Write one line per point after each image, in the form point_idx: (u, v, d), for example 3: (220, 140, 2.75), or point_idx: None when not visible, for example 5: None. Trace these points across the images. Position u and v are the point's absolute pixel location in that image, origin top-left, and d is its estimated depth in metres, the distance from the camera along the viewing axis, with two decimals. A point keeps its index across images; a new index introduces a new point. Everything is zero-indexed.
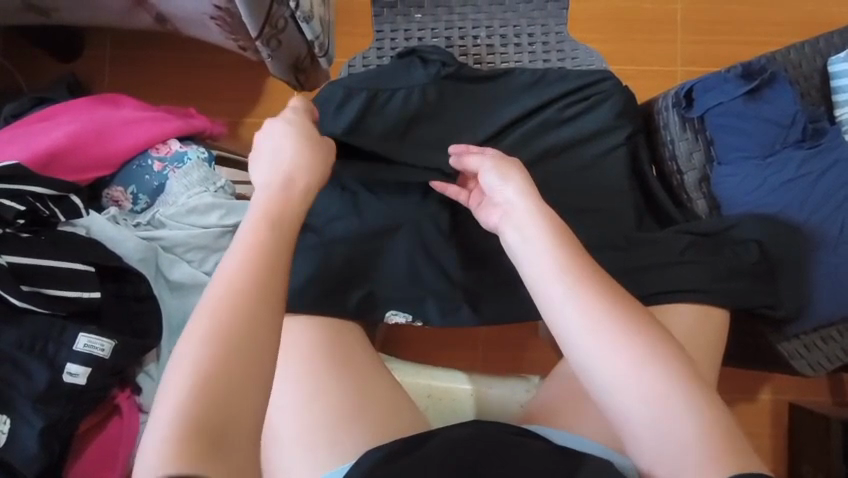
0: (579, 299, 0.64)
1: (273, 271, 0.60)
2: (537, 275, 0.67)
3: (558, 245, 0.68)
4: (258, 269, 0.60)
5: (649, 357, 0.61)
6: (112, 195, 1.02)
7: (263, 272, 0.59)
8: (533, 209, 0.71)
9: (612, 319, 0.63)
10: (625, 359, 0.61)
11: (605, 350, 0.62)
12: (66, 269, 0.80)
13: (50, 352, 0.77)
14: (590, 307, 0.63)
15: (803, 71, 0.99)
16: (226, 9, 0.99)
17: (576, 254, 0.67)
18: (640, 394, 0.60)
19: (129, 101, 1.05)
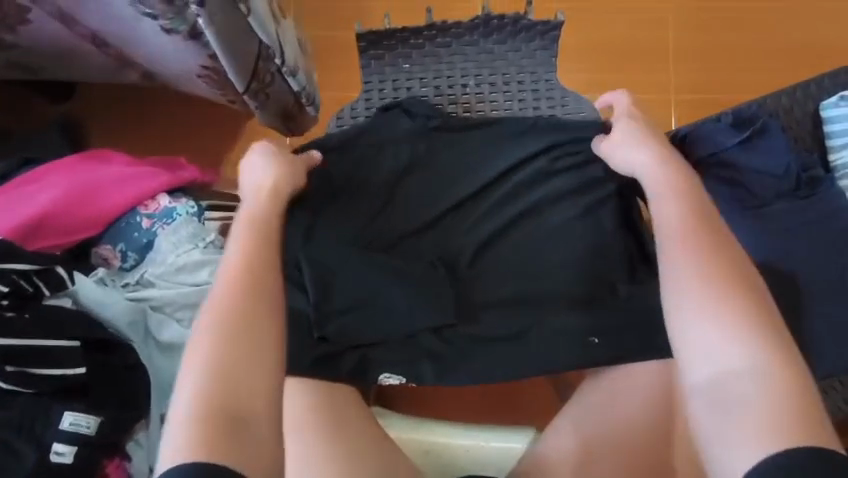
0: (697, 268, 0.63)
1: (264, 311, 0.63)
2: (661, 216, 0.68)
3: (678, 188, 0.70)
4: (243, 302, 0.63)
5: (755, 331, 0.58)
6: (101, 253, 1.00)
7: (249, 314, 0.62)
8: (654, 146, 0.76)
9: (727, 290, 0.61)
10: (731, 335, 0.58)
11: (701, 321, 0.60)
12: (51, 347, 0.78)
13: (38, 431, 0.76)
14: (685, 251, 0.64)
15: (795, 116, 0.98)
16: (212, 68, 0.98)
17: (691, 196, 0.69)
18: (709, 337, 0.59)
19: (117, 157, 1.03)
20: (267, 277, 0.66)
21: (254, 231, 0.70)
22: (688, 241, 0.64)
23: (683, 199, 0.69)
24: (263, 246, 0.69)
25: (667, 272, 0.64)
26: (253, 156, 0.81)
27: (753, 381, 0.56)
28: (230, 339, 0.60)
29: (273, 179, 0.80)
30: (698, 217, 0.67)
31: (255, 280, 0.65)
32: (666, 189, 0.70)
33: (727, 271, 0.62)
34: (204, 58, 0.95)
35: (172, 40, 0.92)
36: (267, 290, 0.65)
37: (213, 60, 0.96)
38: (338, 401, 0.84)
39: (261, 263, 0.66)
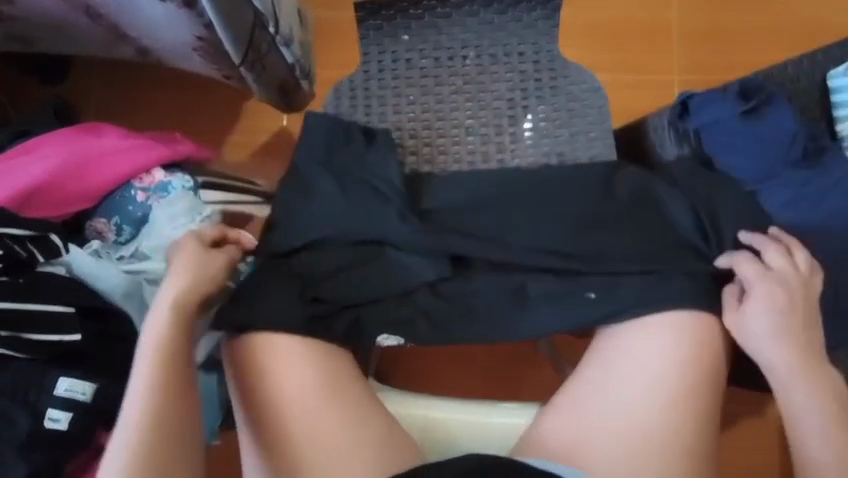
0: (800, 362, 0.80)
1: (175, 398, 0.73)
2: (778, 378, 0.81)
3: (810, 379, 0.80)
4: (165, 396, 0.73)
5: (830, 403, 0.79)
6: (95, 227, 0.99)
7: (165, 400, 0.73)
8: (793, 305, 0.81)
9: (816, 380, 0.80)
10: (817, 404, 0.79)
11: (812, 396, 0.79)
12: (46, 312, 0.78)
13: (32, 399, 0.75)
14: (814, 390, 0.79)
15: (801, 86, 0.95)
16: (207, 40, 0.96)
17: (822, 384, 0.80)
18: (803, 402, 0.79)
19: (111, 129, 1.02)
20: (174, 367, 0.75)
21: (169, 318, 0.77)
22: (810, 383, 0.79)
23: (794, 338, 0.80)
24: (173, 336, 0.77)
25: (787, 395, 0.80)
26: (174, 255, 0.82)
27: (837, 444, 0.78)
28: (156, 438, 0.70)
29: (195, 268, 0.81)
30: (809, 363, 0.80)
31: (169, 368, 0.75)
32: (788, 337, 0.80)
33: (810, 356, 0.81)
34: (199, 28, 0.93)
35: (167, 7, 0.90)
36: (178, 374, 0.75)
37: (209, 31, 0.93)
38: (331, 369, 0.85)
39: (175, 355, 0.76)
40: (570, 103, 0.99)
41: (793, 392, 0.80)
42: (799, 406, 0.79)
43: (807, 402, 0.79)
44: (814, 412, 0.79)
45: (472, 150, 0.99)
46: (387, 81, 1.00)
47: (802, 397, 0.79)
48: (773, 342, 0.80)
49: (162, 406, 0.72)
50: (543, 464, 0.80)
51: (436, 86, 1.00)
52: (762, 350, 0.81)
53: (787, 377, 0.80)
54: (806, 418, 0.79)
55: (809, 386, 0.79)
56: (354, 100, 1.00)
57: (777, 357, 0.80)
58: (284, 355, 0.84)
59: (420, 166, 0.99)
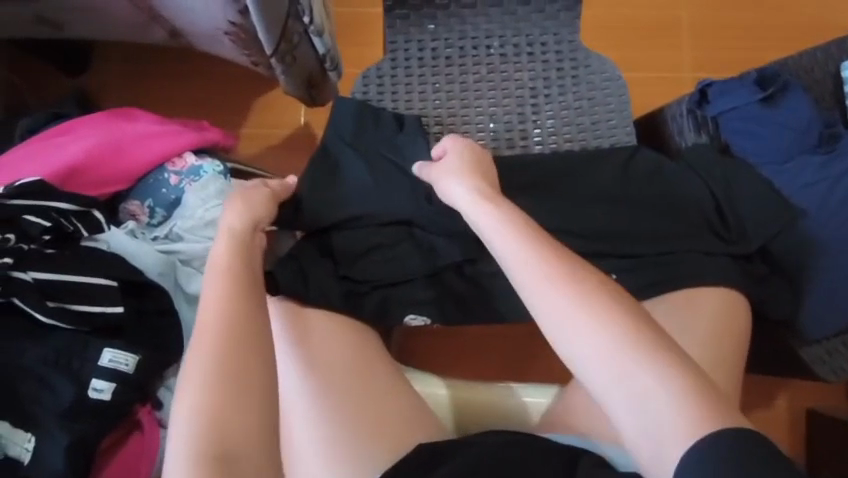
0: (599, 311, 0.59)
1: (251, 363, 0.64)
2: (525, 281, 0.64)
3: (601, 316, 0.59)
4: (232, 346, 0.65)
5: (670, 366, 0.56)
6: (129, 209, 1.02)
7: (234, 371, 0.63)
8: (481, 182, 0.78)
9: (647, 343, 0.57)
10: (646, 371, 0.56)
11: (593, 331, 0.58)
12: (90, 284, 0.80)
13: (76, 368, 0.78)
14: (593, 332, 0.59)
15: (815, 77, 0.98)
16: (241, 25, 1.00)
17: (609, 300, 0.60)
18: (609, 376, 0.57)
19: (144, 115, 1.05)
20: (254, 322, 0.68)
21: (233, 260, 0.73)
22: (602, 323, 0.59)
23: (604, 312, 0.59)
24: (237, 275, 0.72)
25: (550, 324, 0.61)
26: (228, 197, 0.82)
27: (670, 405, 0.54)
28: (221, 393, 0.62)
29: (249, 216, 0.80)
30: (625, 332, 0.58)
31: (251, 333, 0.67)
32: (558, 291, 0.62)
33: (613, 307, 0.59)
34: (234, 14, 0.97)
35: None
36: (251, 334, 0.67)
37: (242, 17, 0.97)
38: (359, 344, 0.88)
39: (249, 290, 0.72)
40: (590, 92, 1.02)
41: (580, 346, 0.59)
42: (589, 372, 0.59)
43: (594, 359, 0.58)
44: (604, 370, 0.57)
45: (496, 137, 1.02)
46: (414, 69, 1.03)
47: (604, 364, 0.57)
48: (531, 281, 0.64)
49: (239, 376, 0.63)
50: (570, 441, 0.82)
51: (461, 75, 1.03)
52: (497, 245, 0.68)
53: (599, 330, 0.58)
54: (590, 364, 0.58)
55: (599, 334, 0.58)
56: (381, 87, 1.03)
57: (559, 302, 0.61)
58: (314, 328, 0.87)
59: None
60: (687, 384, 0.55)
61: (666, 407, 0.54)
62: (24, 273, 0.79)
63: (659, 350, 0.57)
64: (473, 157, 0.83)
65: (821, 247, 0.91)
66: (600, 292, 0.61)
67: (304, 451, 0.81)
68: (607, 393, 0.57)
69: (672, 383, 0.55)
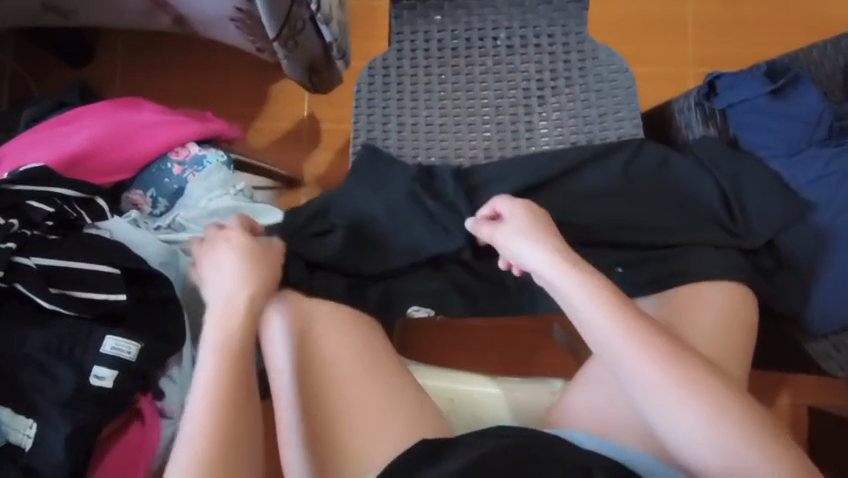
0: (640, 345, 0.69)
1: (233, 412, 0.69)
2: (585, 309, 0.73)
3: (656, 358, 0.69)
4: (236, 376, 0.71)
5: (727, 409, 0.67)
6: (131, 199, 1.01)
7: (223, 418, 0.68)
8: (551, 240, 0.78)
9: (711, 391, 0.67)
10: (706, 411, 0.67)
11: (649, 370, 0.68)
12: (94, 271, 0.80)
13: (78, 356, 0.77)
14: (656, 375, 0.68)
15: (825, 70, 0.97)
16: (246, 11, 1.00)
17: (662, 342, 0.69)
18: (678, 413, 0.67)
19: (148, 104, 1.04)
20: (242, 373, 0.72)
21: (228, 307, 0.75)
22: (662, 366, 0.68)
23: (664, 361, 0.69)
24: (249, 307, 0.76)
25: (621, 370, 0.70)
26: (222, 241, 0.80)
27: (736, 442, 0.65)
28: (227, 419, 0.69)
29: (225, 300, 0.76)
30: (684, 375, 0.68)
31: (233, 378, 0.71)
32: (627, 342, 0.70)
33: (672, 352, 0.69)
34: None
35: None
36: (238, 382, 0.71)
37: (249, 3, 0.97)
38: (367, 338, 0.86)
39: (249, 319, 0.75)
40: (598, 84, 1.01)
41: (629, 374, 0.70)
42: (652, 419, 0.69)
43: (653, 394, 0.68)
44: (649, 390, 0.68)
45: (502, 129, 1.01)
46: (420, 60, 1.02)
47: (658, 398, 0.68)
48: (597, 324, 0.72)
49: (227, 422, 0.69)
50: (577, 438, 0.80)
51: (467, 66, 1.02)
52: (573, 295, 0.74)
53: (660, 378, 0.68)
54: (635, 385, 0.69)
55: (644, 361, 0.69)
56: (387, 78, 1.02)
57: (605, 333, 0.71)
58: (322, 320, 0.85)
59: (450, 143, 1.01)
60: (723, 403, 0.67)
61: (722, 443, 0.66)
62: (28, 259, 0.79)
63: (705, 384, 0.68)
64: (539, 222, 0.80)
65: (829, 242, 0.90)
66: (661, 345, 0.69)
67: (305, 452, 0.80)
68: (680, 435, 0.67)
69: (714, 411, 0.67)
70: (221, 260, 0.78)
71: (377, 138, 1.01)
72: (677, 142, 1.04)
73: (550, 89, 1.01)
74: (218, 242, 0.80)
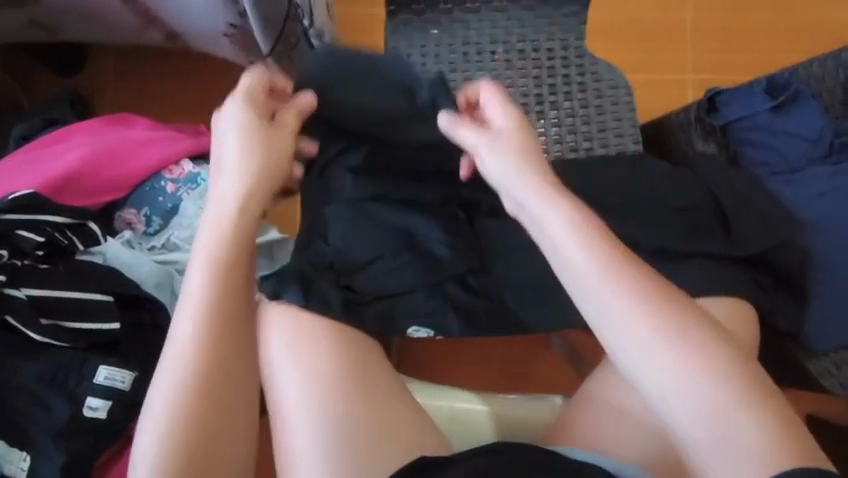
0: (645, 319, 0.59)
1: (232, 358, 0.65)
2: (495, 150, 0.70)
3: (631, 284, 0.60)
4: (213, 346, 0.64)
5: (719, 379, 0.56)
6: (124, 217, 1.00)
7: (216, 354, 0.64)
8: (538, 163, 0.69)
9: (702, 348, 0.58)
10: (699, 378, 0.57)
11: (635, 322, 0.59)
12: (87, 300, 0.79)
13: (71, 385, 0.76)
14: (640, 325, 0.59)
15: (826, 84, 0.96)
16: (240, 27, 0.98)
17: (647, 281, 0.61)
18: (669, 377, 0.58)
19: (141, 122, 1.03)
20: (232, 312, 0.65)
21: (216, 262, 0.65)
22: (641, 304, 0.60)
23: (653, 308, 0.59)
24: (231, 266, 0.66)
25: (584, 300, 0.61)
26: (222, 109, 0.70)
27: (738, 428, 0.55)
28: (199, 387, 0.63)
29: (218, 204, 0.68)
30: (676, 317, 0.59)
31: (228, 330, 0.65)
32: (592, 268, 0.61)
33: (663, 297, 0.60)
34: (233, 16, 0.95)
35: None
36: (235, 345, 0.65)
37: (242, 19, 0.95)
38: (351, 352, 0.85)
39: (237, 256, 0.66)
40: (597, 99, 1.00)
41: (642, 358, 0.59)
42: (638, 375, 0.59)
43: (636, 348, 0.59)
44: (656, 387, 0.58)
45: None
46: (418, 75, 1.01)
47: (637, 348, 0.59)
48: (566, 244, 0.63)
49: (211, 377, 0.64)
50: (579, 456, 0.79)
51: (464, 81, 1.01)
52: (530, 210, 0.66)
53: (628, 323, 0.59)
54: (594, 309, 0.61)
55: (658, 343, 0.58)
56: None
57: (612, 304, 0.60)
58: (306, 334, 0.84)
59: None
60: (736, 375, 0.57)
61: (719, 420, 0.56)
62: (18, 291, 0.78)
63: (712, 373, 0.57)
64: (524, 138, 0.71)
65: (830, 258, 0.89)
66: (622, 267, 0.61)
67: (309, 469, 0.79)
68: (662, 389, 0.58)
69: (726, 386, 0.56)
70: (222, 139, 0.69)
71: None
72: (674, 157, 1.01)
73: (549, 105, 1.00)
74: (230, 118, 0.70)
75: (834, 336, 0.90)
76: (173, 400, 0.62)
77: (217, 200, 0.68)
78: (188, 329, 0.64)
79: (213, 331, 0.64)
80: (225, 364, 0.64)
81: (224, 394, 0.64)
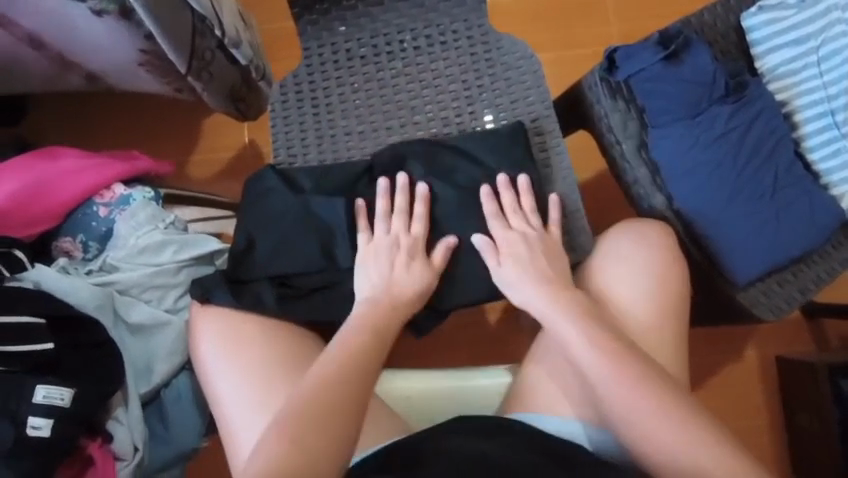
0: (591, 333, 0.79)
1: (340, 415, 0.72)
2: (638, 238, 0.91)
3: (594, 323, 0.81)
4: (351, 361, 0.77)
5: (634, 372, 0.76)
6: (61, 246, 1.02)
7: (343, 389, 0.74)
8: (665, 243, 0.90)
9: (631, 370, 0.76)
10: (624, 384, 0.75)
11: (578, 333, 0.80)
12: (18, 323, 0.81)
13: (14, 408, 0.79)
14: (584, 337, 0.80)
15: (718, 31, 1.02)
16: (151, 51, 1.00)
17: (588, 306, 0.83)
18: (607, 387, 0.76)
19: (69, 151, 1.04)
20: (375, 338, 0.81)
21: (373, 330, 0.81)
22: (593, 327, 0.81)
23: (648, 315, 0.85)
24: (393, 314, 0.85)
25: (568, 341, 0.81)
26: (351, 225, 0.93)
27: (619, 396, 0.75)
28: (312, 427, 0.70)
29: (382, 280, 0.87)
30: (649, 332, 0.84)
31: (355, 364, 0.77)
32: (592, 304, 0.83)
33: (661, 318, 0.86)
34: (141, 41, 0.97)
35: (106, 24, 0.94)
36: (338, 417, 0.71)
37: (150, 42, 0.97)
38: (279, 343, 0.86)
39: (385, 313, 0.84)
40: (506, 72, 1.03)
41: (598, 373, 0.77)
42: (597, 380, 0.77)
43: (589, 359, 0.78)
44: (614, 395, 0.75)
45: (419, 128, 1.03)
46: (330, 72, 1.04)
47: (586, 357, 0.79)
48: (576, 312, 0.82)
49: (318, 413, 0.71)
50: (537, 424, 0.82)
51: (377, 72, 1.04)
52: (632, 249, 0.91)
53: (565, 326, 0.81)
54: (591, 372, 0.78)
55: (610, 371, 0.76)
56: (300, 94, 1.03)
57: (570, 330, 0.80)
58: (238, 333, 0.87)
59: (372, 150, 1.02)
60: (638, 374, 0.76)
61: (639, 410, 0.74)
62: None
63: (643, 375, 0.76)
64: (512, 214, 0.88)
65: (733, 192, 0.95)
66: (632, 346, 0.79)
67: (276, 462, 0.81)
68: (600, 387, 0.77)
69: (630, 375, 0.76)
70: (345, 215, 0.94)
71: (297, 155, 1.02)
72: (598, 129, 1.04)
73: (463, 85, 1.04)
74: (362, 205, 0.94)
75: (751, 267, 0.96)
76: (280, 439, 0.68)
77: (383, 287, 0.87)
78: (296, 399, 0.73)
79: (339, 374, 0.75)
80: (325, 425, 0.70)
81: (313, 446, 0.68)
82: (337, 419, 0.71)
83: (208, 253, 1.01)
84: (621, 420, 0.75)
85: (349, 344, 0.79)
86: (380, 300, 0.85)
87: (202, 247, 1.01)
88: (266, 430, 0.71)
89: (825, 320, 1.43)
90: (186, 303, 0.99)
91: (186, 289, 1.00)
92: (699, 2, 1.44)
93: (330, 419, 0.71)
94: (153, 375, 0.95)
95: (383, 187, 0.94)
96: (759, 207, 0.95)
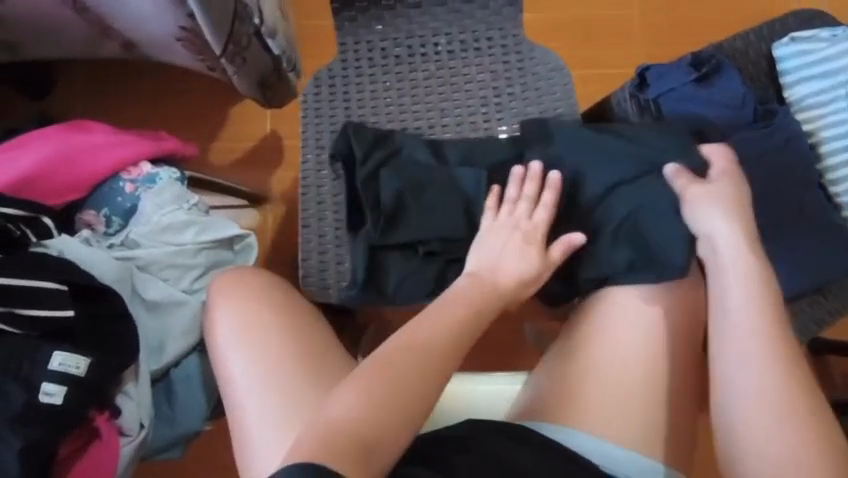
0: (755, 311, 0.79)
1: (417, 385, 0.72)
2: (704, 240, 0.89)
3: (760, 305, 0.80)
4: (435, 336, 0.76)
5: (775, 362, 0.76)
6: (85, 219, 1.02)
7: (430, 360, 0.74)
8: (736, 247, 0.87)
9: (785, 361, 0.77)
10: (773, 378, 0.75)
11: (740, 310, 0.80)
12: (38, 287, 0.82)
13: (26, 371, 0.80)
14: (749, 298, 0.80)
15: (750, 58, 1.03)
16: (190, 29, 1.02)
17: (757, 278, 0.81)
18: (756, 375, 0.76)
19: (100, 126, 1.05)
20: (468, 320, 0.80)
21: (468, 305, 0.80)
22: (757, 302, 0.80)
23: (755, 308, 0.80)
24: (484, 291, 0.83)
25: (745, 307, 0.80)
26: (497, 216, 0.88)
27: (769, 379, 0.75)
28: (387, 391, 0.70)
29: (492, 262, 0.85)
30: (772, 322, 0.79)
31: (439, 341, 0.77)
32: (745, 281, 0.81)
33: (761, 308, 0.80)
34: (183, 19, 0.99)
35: None
36: (419, 390, 0.72)
37: (191, 21, 0.99)
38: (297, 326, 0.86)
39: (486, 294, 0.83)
40: (537, 82, 1.05)
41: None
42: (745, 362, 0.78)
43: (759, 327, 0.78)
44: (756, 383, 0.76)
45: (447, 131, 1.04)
46: (364, 68, 1.05)
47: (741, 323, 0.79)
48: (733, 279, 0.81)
49: (392, 383, 0.71)
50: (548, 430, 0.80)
51: (410, 72, 1.05)
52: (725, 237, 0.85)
53: (742, 305, 0.80)
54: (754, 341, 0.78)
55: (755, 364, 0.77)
56: (333, 88, 1.04)
57: (742, 303, 0.80)
58: (252, 316, 0.86)
59: None
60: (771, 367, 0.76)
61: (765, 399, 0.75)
62: None
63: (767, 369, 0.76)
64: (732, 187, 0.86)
65: (754, 217, 0.96)
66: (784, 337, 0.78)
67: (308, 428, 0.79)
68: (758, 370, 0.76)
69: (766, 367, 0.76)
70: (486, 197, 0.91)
71: (325, 147, 1.03)
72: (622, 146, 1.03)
73: (493, 92, 1.05)
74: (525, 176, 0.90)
75: None
76: (360, 399, 0.69)
77: (485, 264, 0.85)
78: (388, 359, 0.73)
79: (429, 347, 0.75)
80: (396, 408, 0.70)
81: (393, 415, 0.69)
82: (414, 390, 0.71)
83: (229, 237, 1.03)
84: (730, 411, 0.77)
85: (439, 317, 0.78)
86: (483, 277, 0.84)
87: (223, 231, 1.02)
88: (343, 386, 0.70)
89: (830, 357, 1.43)
90: (203, 285, 0.99)
91: (204, 271, 1.00)
92: (728, 32, 1.45)
93: (406, 388, 0.71)
94: (165, 354, 0.95)
95: (516, 175, 0.90)
96: (777, 233, 0.96)
